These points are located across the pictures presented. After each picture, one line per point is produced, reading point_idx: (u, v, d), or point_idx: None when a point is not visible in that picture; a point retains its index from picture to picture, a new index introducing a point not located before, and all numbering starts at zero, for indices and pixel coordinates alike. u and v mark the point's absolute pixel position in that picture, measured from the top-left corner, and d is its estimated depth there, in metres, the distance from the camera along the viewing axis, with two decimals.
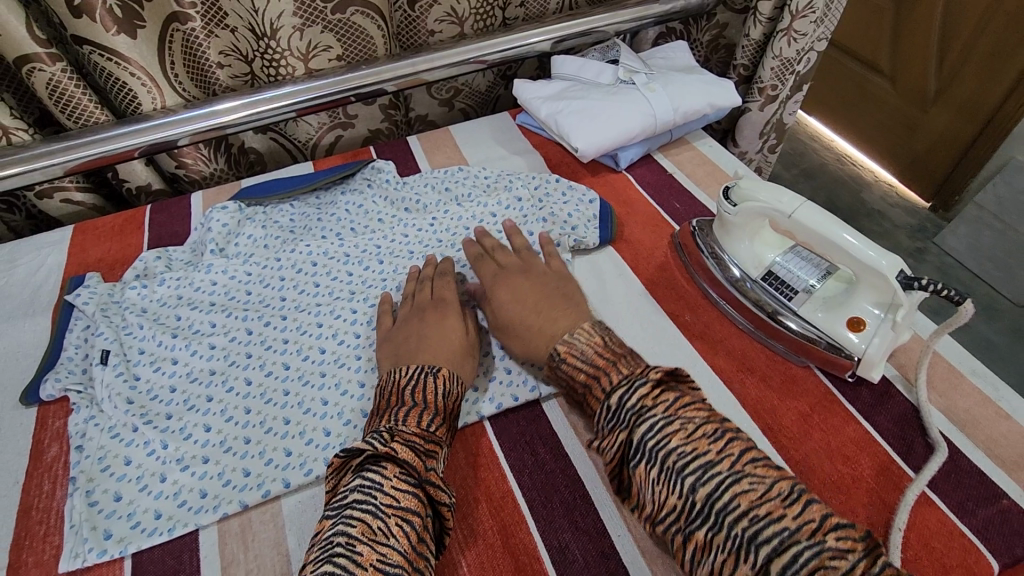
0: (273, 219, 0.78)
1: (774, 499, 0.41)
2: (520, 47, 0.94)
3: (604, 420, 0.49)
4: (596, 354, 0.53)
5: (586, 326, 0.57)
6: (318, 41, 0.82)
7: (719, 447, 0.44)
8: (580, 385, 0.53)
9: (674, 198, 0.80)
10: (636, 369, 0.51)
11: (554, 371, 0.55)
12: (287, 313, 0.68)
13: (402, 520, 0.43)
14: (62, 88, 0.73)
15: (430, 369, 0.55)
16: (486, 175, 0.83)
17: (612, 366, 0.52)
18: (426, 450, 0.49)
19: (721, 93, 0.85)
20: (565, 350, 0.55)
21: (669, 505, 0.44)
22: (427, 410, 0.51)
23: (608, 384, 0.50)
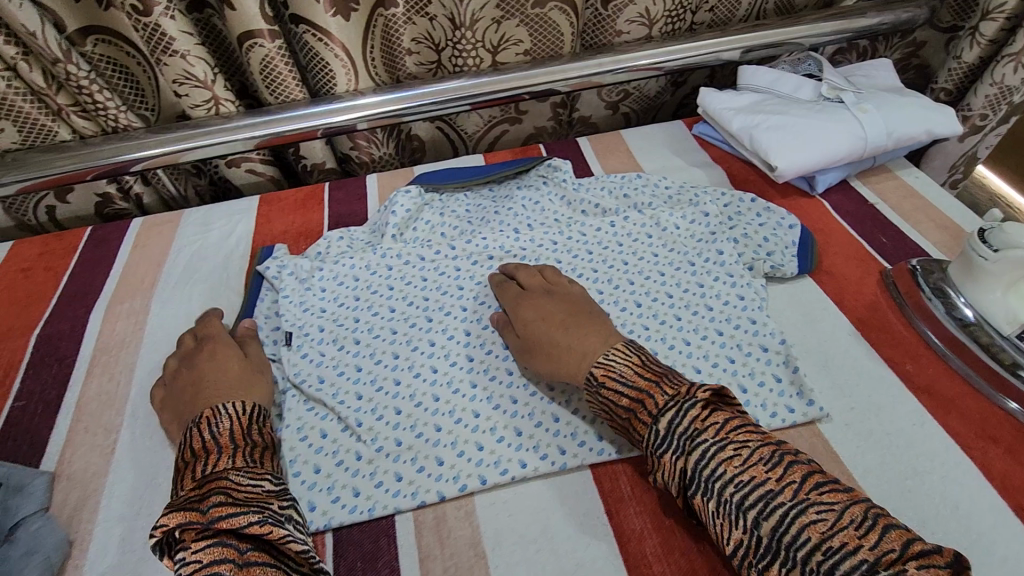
0: (450, 208, 0.78)
1: (846, 527, 0.37)
2: (706, 53, 0.89)
3: (655, 443, 0.45)
4: (636, 376, 0.48)
5: (620, 347, 0.52)
6: (511, 34, 0.82)
7: (778, 473, 0.41)
8: (624, 411, 0.48)
9: (880, 231, 0.72)
10: (677, 386, 0.47)
11: (591, 394, 0.51)
12: (466, 305, 0.67)
13: (207, 575, 0.38)
14: (273, 65, 0.76)
15: (192, 422, 0.50)
16: (666, 185, 0.79)
17: (656, 386, 0.47)
18: (194, 494, 0.44)
19: (940, 119, 0.76)
20: (602, 372, 0.50)
21: (737, 539, 0.40)
22: (195, 463, 0.47)
23: (656, 405, 0.46)
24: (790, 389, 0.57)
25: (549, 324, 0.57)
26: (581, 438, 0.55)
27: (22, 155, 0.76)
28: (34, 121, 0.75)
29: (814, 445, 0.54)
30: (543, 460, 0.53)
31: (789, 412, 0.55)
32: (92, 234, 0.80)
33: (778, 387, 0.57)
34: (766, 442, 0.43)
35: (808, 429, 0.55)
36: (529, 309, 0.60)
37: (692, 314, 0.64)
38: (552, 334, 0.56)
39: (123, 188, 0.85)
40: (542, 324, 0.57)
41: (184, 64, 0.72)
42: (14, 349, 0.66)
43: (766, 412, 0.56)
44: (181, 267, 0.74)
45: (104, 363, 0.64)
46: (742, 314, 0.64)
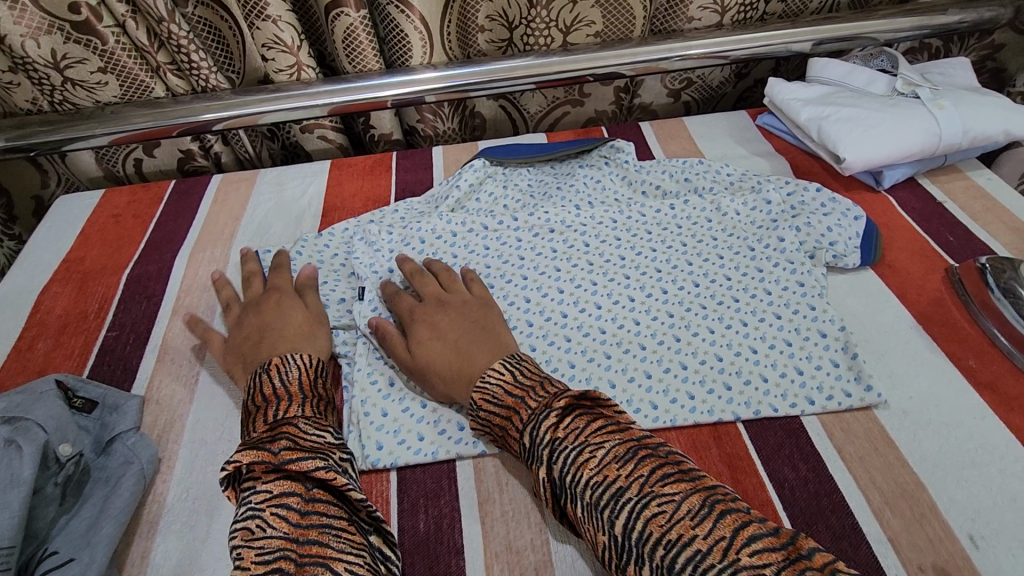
0: (512, 181, 0.80)
1: (683, 518, 0.37)
2: (776, 45, 0.89)
3: (524, 454, 0.45)
4: (508, 394, 0.48)
5: (498, 363, 0.51)
6: (585, 15, 0.83)
7: (625, 470, 0.40)
8: (499, 428, 0.48)
9: (947, 229, 0.71)
10: (541, 400, 0.46)
11: (473, 416, 0.51)
12: (527, 274, 0.69)
13: (276, 506, 0.41)
14: (355, 35, 0.79)
15: (263, 369, 0.53)
16: (728, 172, 0.79)
17: (522, 402, 0.47)
18: (274, 434, 0.46)
19: (1020, 120, 0.74)
20: (478, 397, 0.50)
21: (602, 543, 0.39)
22: (270, 406, 0.49)
23: (521, 421, 0.46)
24: (848, 374, 0.57)
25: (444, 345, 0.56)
26: (636, 405, 0.56)
27: (120, 108, 0.81)
28: (135, 78, 0.80)
29: (869, 430, 0.54)
30: None
31: (846, 396, 0.56)
32: (175, 187, 0.85)
33: (836, 371, 0.57)
34: (620, 441, 0.42)
35: (863, 415, 0.55)
36: (428, 320, 0.59)
37: (751, 297, 0.65)
38: (445, 352, 0.55)
39: (204, 147, 0.90)
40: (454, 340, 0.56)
41: (274, 29, 0.77)
42: (108, 286, 0.71)
43: (821, 394, 0.56)
44: (258, 222, 0.79)
45: (187, 304, 0.68)
46: (800, 299, 0.64)
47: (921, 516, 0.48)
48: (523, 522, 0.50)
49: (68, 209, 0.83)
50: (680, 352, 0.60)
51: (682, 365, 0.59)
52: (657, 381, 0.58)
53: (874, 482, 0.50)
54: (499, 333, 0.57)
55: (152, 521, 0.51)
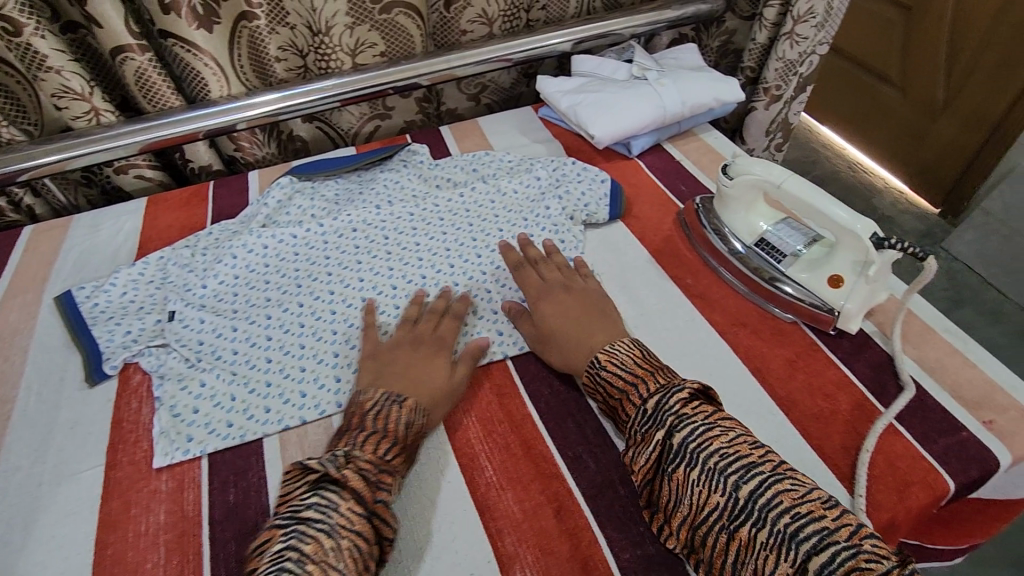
0: (320, 193, 0.88)
1: (815, 500, 0.44)
2: (543, 47, 1.04)
3: (641, 419, 0.52)
4: (636, 364, 0.56)
5: (624, 341, 0.60)
6: (365, 39, 0.94)
7: (761, 451, 0.47)
8: (619, 390, 0.55)
9: (680, 181, 0.88)
10: (664, 381, 0.54)
11: (592, 376, 0.58)
12: (331, 270, 0.77)
13: (351, 543, 0.45)
14: (146, 76, 0.84)
15: (395, 399, 0.56)
16: (509, 159, 0.92)
17: (651, 376, 0.55)
18: (380, 479, 0.50)
19: (725, 88, 0.93)
20: (605, 359, 0.58)
21: (711, 505, 0.46)
22: (384, 438, 0.53)
23: (647, 390, 0.53)
24: None
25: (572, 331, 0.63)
26: None
27: None
28: None
29: None
30: None
31: None
32: None
33: None
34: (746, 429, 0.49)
35: None
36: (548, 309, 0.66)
37: None
38: (560, 321, 0.65)
39: (13, 200, 0.91)
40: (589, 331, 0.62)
41: (60, 79, 0.80)
42: None
43: None
44: (73, 263, 0.81)
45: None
46: (559, 254, 0.77)
47: None
48: None
49: None
50: (461, 312, 0.71)
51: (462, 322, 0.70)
52: None
53: None
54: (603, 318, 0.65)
55: None
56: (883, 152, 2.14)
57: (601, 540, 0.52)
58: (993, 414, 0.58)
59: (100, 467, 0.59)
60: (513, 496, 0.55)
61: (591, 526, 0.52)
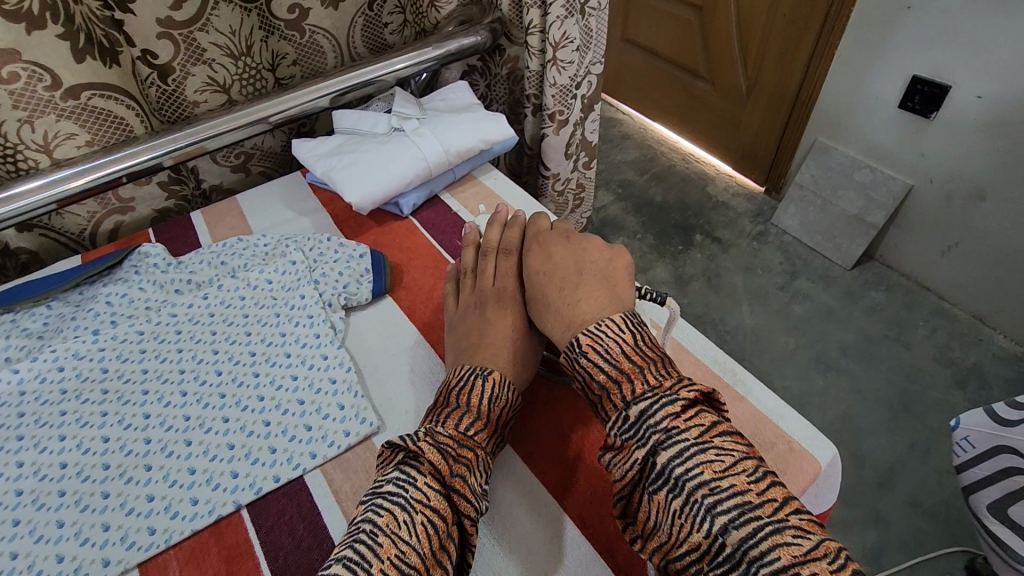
0: (20, 326, 0.71)
1: (818, 558, 0.39)
2: (299, 104, 0.93)
3: (619, 424, 0.50)
4: (624, 355, 0.53)
5: (618, 321, 0.56)
6: (58, 130, 0.77)
7: (761, 488, 0.43)
8: (600, 386, 0.53)
9: (454, 235, 0.82)
10: (658, 375, 0.51)
11: (571, 361, 0.55)
12: (23, 432, 0.61)
13: (425, 519, 0.46)
14: None
15: (481, 373, 0.57)
16: (264, 242, 0.80)
17: (638, 374, 0.51)
18: (459, 454, 0.51)
19: (491, 128, 0.88)
20: (588, 344, 0.54)
21: (692, 543, 0.44)
22: (467, 415, 0.54)
23: (631, 391, 0.50)
24: (349, 414, 0.61)
25: (564, 287, 0.62)
26: (131, 538, 0.53)
27: None
28: None
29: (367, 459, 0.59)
30: None
31: (345, 437, 0.59)
32: None
33: (339, 415, 0.61)
34: (748, 454, 0.45)
35: (365, 446, 0.60)
36: (537, 262, 0.66)
37: (270, 366, 0.65)
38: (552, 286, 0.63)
39: None
40: (580, 288, 0.61)
41: None
42: None
43: (324, 443, 0.59)
44: None
45: None
46: (315, 352, 0.66)
47: None
48: None
49: None
50: (189, 457, 0.58)
51: (189, 471, 0.57)
52: (160, 500, 0.56)
53: None
54: (618, 286, 0.62)
55: None
56: (708, 141, 2.25)
57: None
58: (762, 454, 0.55)
59: None
60: None
61: None
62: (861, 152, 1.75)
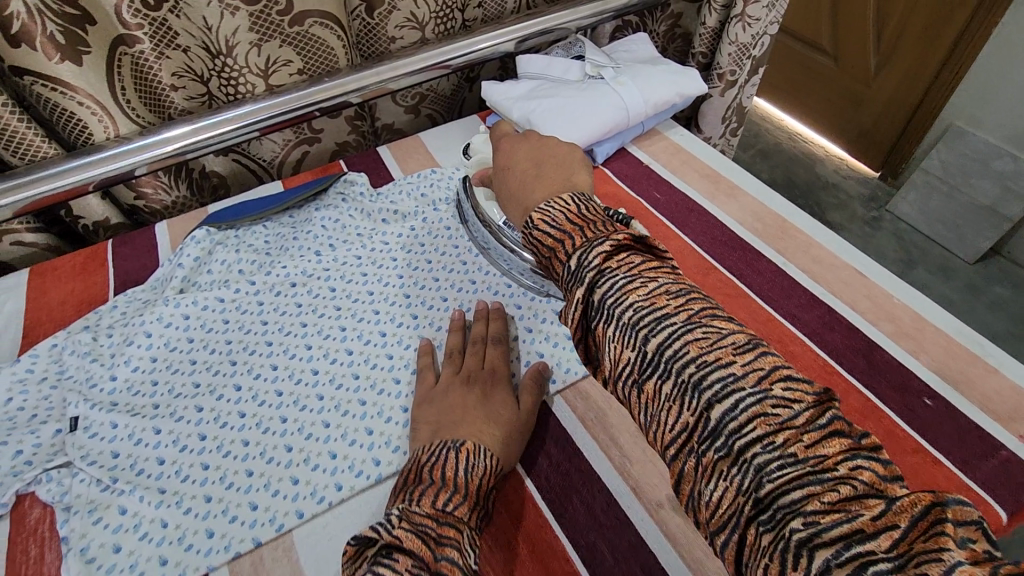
0: (246, 242, 0.75)
1: None
2: (483, 49, 0.93)
3: (566, 280, 0.42)
4: (569, 220, 0.45)
5: (564, 198, 0.47)
6: (277, 55, 0.80)
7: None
8: (546, 250, 0.44)
9: (653, 187, 0.81)
10: (602, 232, 0.43)
11: (524, 237, 0.47)
12: (271, 338, 0.64)
13: None
14: (3, 125, 0.68)
15: (452, 444, 0.48)
16: (461, 179, 0.82)
17: (580, 230, 0.43)
18: (441, 533, 0.41)
19: (686, 81, 0.86)
20: (539, 216, 0.46)
21: None
22: (445, 488, 0.44)
23: (574, 246, 0.42)
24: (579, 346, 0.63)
25: (528, 175, 0.55)
26: (394, 443, 0.56)
27: None
28: None
29: (606, 394, 0.59)
30: (359, 478, 0.54)
31: (581, 366, 0.62)
32: None
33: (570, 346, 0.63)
34: None
35: (600, 380, 0.61)
36: (507, 154, 0.59)
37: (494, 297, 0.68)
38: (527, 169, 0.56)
39: None
40: (535, 178, 0.54)
41: None
42: None
43: (562, 371, 0.61)
44: None
45: None
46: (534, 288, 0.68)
47: (655, 459, 0.54)
48: None
49: None
50: None
51: None
52: None
53: (615, 441, 0.55)
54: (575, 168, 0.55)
55: None
56: (822, 121, 2.14)
57: None
58: None
59: None
60: None
61: None
62: (999, 138, 1.59)
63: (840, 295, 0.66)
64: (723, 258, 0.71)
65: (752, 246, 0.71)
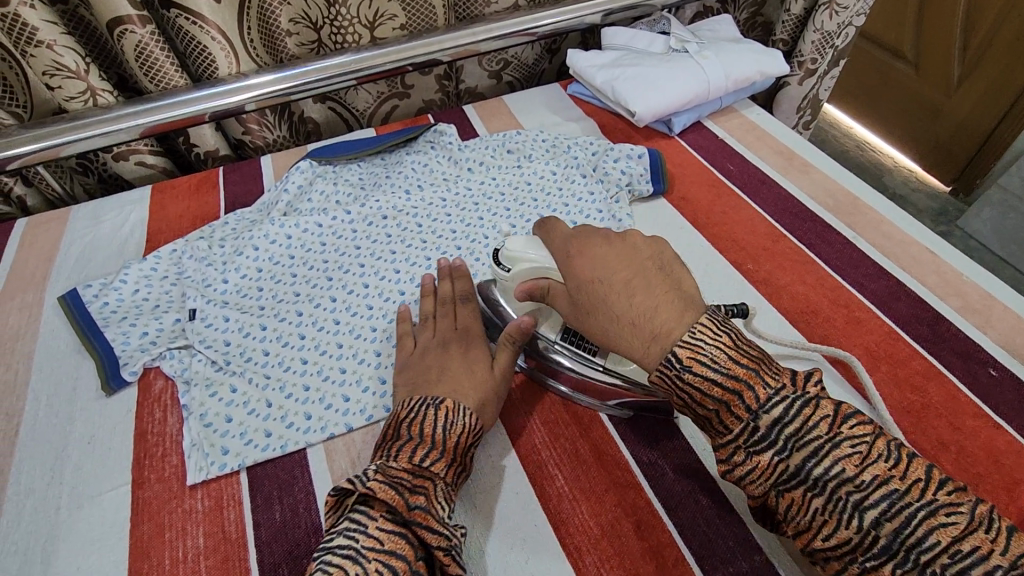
0: (343, 177, 0.81)
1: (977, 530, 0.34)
2: (571, 18, 0.96)
3: (729, 441, 0.40)
4: (730, 361, 0.41)
5: (706, 321, 0.43)
6: (385, 9, 0.87)
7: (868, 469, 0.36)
8: (712, 402, 0.41)
9: (728, 160, 0.83)
10: (777, 375, 0.41)
11: (666, 378, 0.43)
12: (363, 260, 0.71)
13: (382, 564, 0.38)
14: (147, 51, 0.77)
15: (431, 402, 0.50)
16: (543, 138, 0.86)
17: (756, 377, 0.40)
18: (415, 484, 0.43)
19: (770, 61, 0.87)
20: (688, 354, 0.42)
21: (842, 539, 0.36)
22: (421, 445, 0.46)
23: (758, 399, 0.39)
24: None
25: (628, 292, 0.48)
26: None
27: None
28: None
29: None
30: None
31: None
32: None
33: None
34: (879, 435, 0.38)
35: None
36: (582, 265, 0.51)
37: None
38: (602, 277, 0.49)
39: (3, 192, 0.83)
40: (645, 289, 0.48)
41: (52, 54, 0.72)
42: None
43: None
44: (74, 258, 0.74)
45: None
46: None
47: None
48: None
49: None
50: None
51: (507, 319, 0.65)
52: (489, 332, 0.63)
53: None
54: (676, 273, 0.50)
55: None
56: (893, 129, 2.08)
57: (689, 556, 0.47)
58: None
59: (127, 486, 0.53)
60: (587, 508, 0.50)
61: (676, 541, 0.48)
62: None
63: (911, 271, 0.67)
64: (794, 227, 0.73)
65: (823, 219, 0.73)
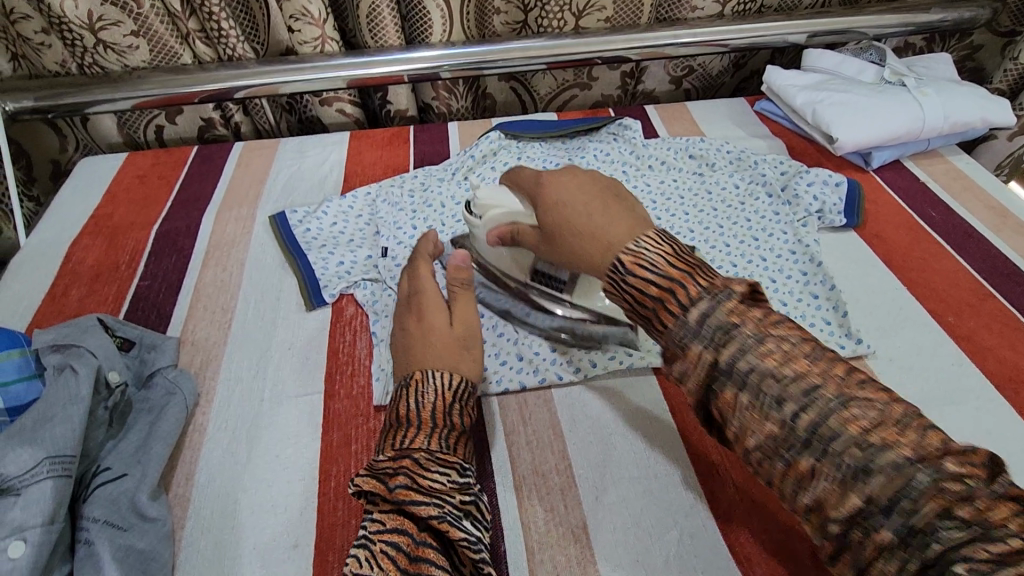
0: (526, 153, 0.84)
1: None
2: (774, 36, 0.94)
3: (677, 334, 0.41)
4: (669, 266, 0.43)
5: (650, 235, 0.46)
6: (596, 1, 0.89)
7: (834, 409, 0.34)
8: (650, 300, 0.43)
9: (928, 205, 0.78)
10: (708, 281, 0.42)
11: (615, 284, 0.45)
12: None
13: (381, 546, 0.40)
14: (378, 9, 0.83)
15: (402, 384, 0.50)
16: (728, 149, 0.84)
17: (689, 277, 0.42)
18: (398, 465, 0.44)
19: (996, 109, 0.81)
20: (631, 260, 0.44)
21: None
22: (400, 427, 0.47)
23: (689, 295, 0.41)
24: (835, 328, 0.63)
25: (617, 224, 0.48)
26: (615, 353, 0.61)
27: (145, 73, 0.84)
28: (165, 44, 0.83)
29: None
30: (611, 361, 0.61)
31: (838, 348, 0.61)
32: (199, 151, 0.87)
33: (826, 326, 0.63)
34: None
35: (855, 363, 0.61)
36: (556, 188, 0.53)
37: (747, 262, 0.69)
38: (577, 205, 0.51)
39: (225, 116, 0.93)
40: (601, 211, 0.50)
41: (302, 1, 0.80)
42: (138, 240, 0.73)
43: None
44: (282, 185, 0.81)
45: (217, 257, 0.71)
46: (793, 265, 0.69)
47: None
48: (547, 450, 0.54)
49: (96, 168, 0.85)
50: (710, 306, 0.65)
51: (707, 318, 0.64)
52: None
53: None
54: (628, 198, 0.52)
55: (195, 447, 0.53)
56: None
57: None
58: None
59: (319, 395, 0.57)
60: (759, 523, 0.49)
61: None
62: None
63: None
64: (1003, 287, 0.67)
65: None
